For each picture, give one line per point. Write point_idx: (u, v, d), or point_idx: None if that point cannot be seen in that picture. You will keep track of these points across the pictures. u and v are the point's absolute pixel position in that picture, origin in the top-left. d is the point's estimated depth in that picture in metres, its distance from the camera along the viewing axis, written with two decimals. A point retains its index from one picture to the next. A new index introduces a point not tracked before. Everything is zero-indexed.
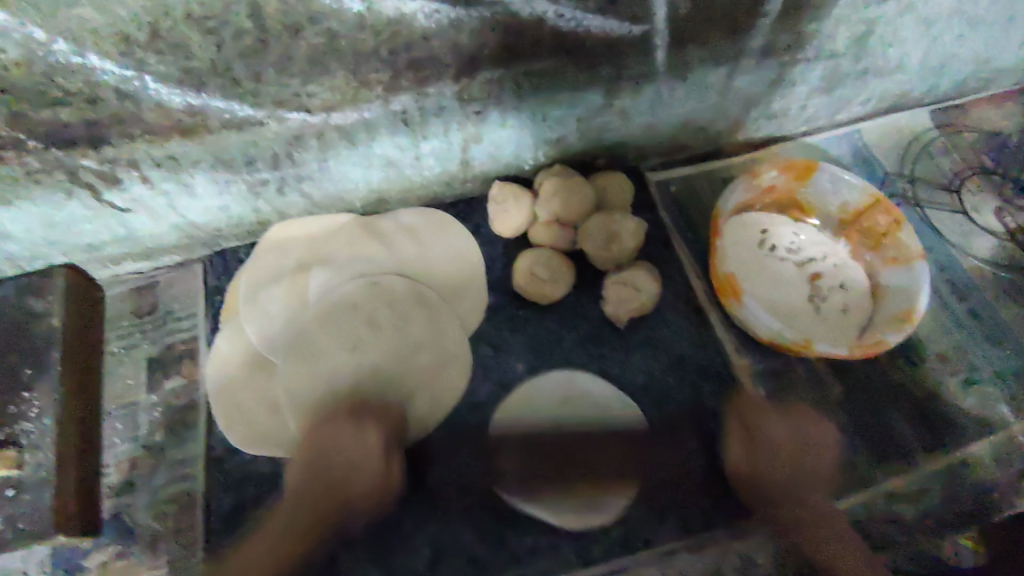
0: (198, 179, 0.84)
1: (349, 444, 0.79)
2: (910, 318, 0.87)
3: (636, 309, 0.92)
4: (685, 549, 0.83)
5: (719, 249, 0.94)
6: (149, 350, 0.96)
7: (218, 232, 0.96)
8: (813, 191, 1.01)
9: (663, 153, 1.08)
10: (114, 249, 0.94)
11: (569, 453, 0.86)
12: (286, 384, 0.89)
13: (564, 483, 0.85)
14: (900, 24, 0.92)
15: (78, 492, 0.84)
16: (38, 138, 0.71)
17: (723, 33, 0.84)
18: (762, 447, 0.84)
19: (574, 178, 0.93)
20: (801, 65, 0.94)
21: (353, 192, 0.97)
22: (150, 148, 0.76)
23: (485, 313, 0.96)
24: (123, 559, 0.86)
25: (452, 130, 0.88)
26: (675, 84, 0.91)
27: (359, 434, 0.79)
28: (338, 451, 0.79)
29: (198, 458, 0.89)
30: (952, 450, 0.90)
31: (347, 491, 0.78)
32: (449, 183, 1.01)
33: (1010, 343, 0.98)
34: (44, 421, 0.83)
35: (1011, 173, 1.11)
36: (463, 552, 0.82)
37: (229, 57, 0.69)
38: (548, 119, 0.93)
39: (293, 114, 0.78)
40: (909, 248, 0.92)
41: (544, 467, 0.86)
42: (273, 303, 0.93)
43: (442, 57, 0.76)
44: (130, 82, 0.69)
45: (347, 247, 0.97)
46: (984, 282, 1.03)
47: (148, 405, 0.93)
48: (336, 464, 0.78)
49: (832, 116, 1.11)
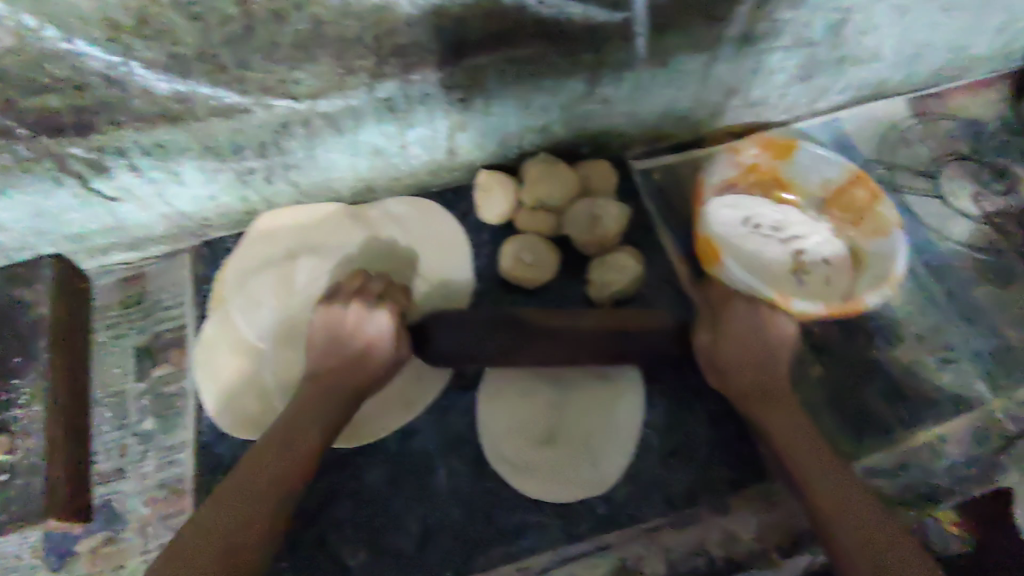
0: (186, 168, 0.85)
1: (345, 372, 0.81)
2: (887, 282, 0.91)
3: (620, 292, 0.94)
4: (670, 526, 0.85)
5: (700, 221, 0.95)
6: (138, 340, 0.96)
7: (206, 221, 0.97)
8: (793, 169, 1.03)
9: (646, 141, 1.10)
10: (101, 240, 0.94)
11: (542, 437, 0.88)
12: (276, 367, 0.90)
13: (546, 471, 0.86)
14: (875, 12, 0.94)
15: (69, 478, 0.85)
16: (26, 125, 0.72)
17: (702, 21, 0.86)
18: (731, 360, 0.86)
19: (558, 163, 0.95)
20: (779, 53, 0.97)
21: (341, 181, 0.98)
22: (137, 136, 0.77)
23: (472, 299, 0.98)
24: (114, 545, 0.86)
25: (437, 118, 0.90)
26: (655, 72, 0.93)
27: (364, 334, 0.81)
28: (340, 384, 0.80)
29: (187, 444, 0.89)
30: (930, 426, 0.92)
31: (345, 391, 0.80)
32: (435, 172, 1.02)
33: (986, 323, 1.00)
34: (33, 408, 0.84)
35: (986, 159, 1.14)
36: (449, 532, 0.83)
37: (215, 43, 0.70)
38: (532, 107, 0.94)
39: (279, 100, 0.79)
40: (887, 218, 0.96)
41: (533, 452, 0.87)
42: (261, 292, 0.94)
43: (425, 45, 0.78)
44: (117, 69, 0.70)
45: (333, 235, 0.98)
46: (961, 265, 1.05)
47: (137, 393, 0.93)
48: (344, 376, 0.81)
49: (811, 105, 1.14)
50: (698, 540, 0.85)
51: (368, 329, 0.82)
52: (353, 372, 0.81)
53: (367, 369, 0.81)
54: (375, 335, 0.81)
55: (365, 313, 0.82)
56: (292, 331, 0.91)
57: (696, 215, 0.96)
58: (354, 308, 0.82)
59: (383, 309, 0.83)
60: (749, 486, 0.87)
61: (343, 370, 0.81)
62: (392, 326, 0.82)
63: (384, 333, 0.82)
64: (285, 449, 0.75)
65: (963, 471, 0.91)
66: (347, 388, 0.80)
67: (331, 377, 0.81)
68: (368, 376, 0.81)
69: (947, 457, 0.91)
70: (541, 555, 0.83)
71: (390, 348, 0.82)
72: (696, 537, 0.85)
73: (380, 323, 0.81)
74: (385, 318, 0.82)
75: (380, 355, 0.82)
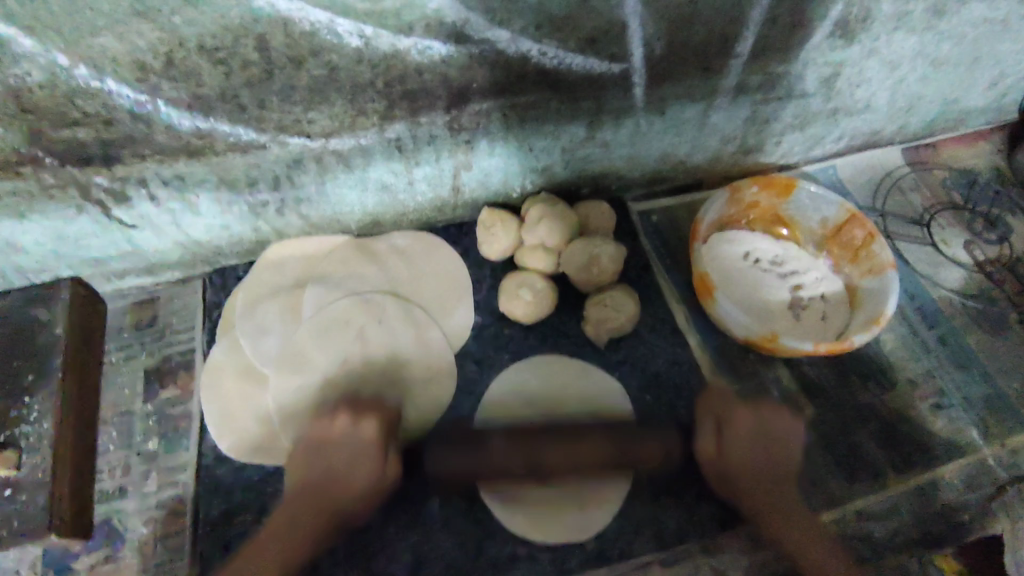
0: (202, 199, 0.90)
1: (335, 475, 0.80)
2: (877, 321, 0.93)
3: (615, 330, 0.96)
4: (660, 563, 0.86)
5: (697, 253, 0.99)
6: (147, 361, 0.99)
7: (219, 249, 1.01)
8: (794, 207, 1.07)
9: (646, 183, 1.14)
10: (117, 265, 0.99)
11: (534, 478, 0.89)
12: (276, 395, 0.91)
13: (531, 510, 0.87)
14: (866, 66, 0.99)
15: (72, 495, 0.87)
16: (55, 156, 0.77)
17: (698, 72, 0.91)
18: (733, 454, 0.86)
19: (558, 205, 0.99)
20: (773, 103, 1.01)
21: (349, 215, 1.02)
22: (158, 168, 0.82)
23: (471, 332, 1.00)
24: (111, 564, 0.87)
25: (443, 157, 0.94)
26: (653, 119, 0.97)
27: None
28: (332, 458, 0.80)
29: (188, 465, 0.92)
30: (921, 470, 0.93)
31: (331, 514, 0.79)
32: (440, 208, 1.06)
33: (978, 369, 1.01)
34: (43, 424, 0.87)
35: (979, 209, 1.17)
36: (440, 561, 0.85)
37: (237, 86, 0.75)
38: (534, 149, 0.98)
39: (294, 138, 0.83)
40: (882, 259, 0.99)
41: (520, 491, 0.88)
42: (270, 319, 0.97)
43: (434, 90, 0.83)
44: (144, 107, 0.75)
45: (340, 267, 1.01)
46: (953, 311, 1.07)
47: (143, 414, 0.96)
48: (330, 475, 0.80)
49: (807, 153, 1.17)
50: None
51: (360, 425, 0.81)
52: (352, 437, 0.81)
53: (355, 492, 0.79)
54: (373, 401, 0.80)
55: (354, 422, 0.82)
56: (296, 360, 0.93)
57: (694, 245, 1.00)
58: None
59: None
60: (737, 525, 0.88)
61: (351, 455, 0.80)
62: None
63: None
64: (306, 514, 0.79)
65: (956, 517, 0.90)
66: (325, 507, 0.79)
67: (314, 499, 0.79)
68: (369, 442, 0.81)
69: (939, 503, 0.91)
70: None
71: (376, 475, 0.80)
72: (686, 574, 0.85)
73: (365, 429, 0.81)
74: (373, 423, 0.82)
75: (365, 474, 0.79)
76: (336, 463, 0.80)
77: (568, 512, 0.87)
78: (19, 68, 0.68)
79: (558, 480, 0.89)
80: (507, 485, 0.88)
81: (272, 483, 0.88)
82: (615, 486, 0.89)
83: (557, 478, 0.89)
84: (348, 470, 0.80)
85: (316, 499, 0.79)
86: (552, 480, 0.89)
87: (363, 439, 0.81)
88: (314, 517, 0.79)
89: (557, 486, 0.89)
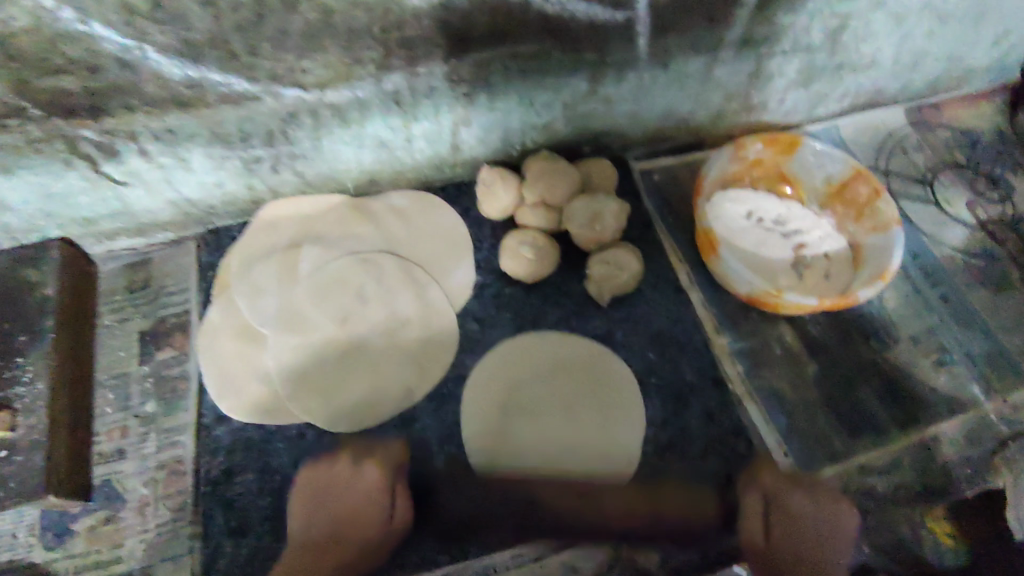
0: (194, 154, 0.87)
1: (332, 489, 0.83)
2: (882, 277, 0.92)
3: (618, 288, 0.94)
4: (663, 517, 0.85)
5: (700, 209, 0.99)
6: (141, 324, 0.97)
7: (212, 209, 0.99)
8: (797, 165, 1.06)
9: (647, 142, 1.12)
10: (107, 224, 0.96)
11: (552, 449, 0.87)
12: (275, 354, 0.89)
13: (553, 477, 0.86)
14: (872, 19, 0.96)
15: (70, 457, 0.85)
16: (41, 106, 0.74)
17: (702, 23, 0.88)
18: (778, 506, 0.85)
19: (558, 162, 0.97)
20: (778, 57, 0.99)
21: (345, 173, 0.99)
22: (147, 120, 0.79)
23: (472, 292, 0.98)
24: (110, 526, 0.86)
25: (442, 112, 0.92)
26: (656, 73, 0.95)
27: (359, 480, 0.84)
28: (336, 484, 0.84)
29: (187, 426, 0.90)
30: (925, 426, 0.92)
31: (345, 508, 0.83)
32: (439, 167, 1.04)
33: (981, 327, 1.01)
34: (38, 386, 0.84)
35: (982, 168, 1.16)
36: (443, 518, 0.84)
37: (227, 30, 0.73)
38: (535, 104, 0.96)
39: (288, 90, 0.81)
40: (887, 216, 0.98)
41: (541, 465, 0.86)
42: (266, 278, 0.94)
43: (432, 38, 0.80)
44: (131, 52, 0.72)
45: (337, 226, 0.99)
46: (956, 270, 1.06)
47: (139, 376, 0.94)
48: (333, 491, 0.83)
49: (810, 112, 1.16)
50: (693, 533, 0.85)
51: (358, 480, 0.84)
52: (354, 480, 0.84)
53: (364, 505, 0.82)
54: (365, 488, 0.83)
55: (354, 469, 0.84)
56: (294, 320, 0.91)
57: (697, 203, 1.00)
58: (343, 464, 0.85)
59: (369, 464, 0.85)
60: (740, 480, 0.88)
61: (338, 488, 0.84)
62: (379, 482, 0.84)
63: (371, 484, 0.83)
64: (326, 483, 0.84)
65: (958, 471, 0.90)
66: (330, 521, 0.82)
67: (318, 500, 0.83)
68: (367, 485, 0.83)
69: (941, 457, 0.91)
70: (534, 542, 0.83)
71: (379, 507, 0.82)
72: (690, 528, 0.85)
73: (366, 472, 0.84)
74: (371, 468, 0.84)
75: (364, 480, 0.84)
76: (348, 500, 0.83)
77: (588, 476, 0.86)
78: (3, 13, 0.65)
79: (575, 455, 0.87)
80: (521, 456, 0.87)
81: (273, 443, 0.87)
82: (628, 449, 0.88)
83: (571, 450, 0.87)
84: (359, 501, 0.83)
85: (318, 503, 0.83)
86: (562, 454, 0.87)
87: (364, 481, 0.84)
88: (326, 518, 0.82)
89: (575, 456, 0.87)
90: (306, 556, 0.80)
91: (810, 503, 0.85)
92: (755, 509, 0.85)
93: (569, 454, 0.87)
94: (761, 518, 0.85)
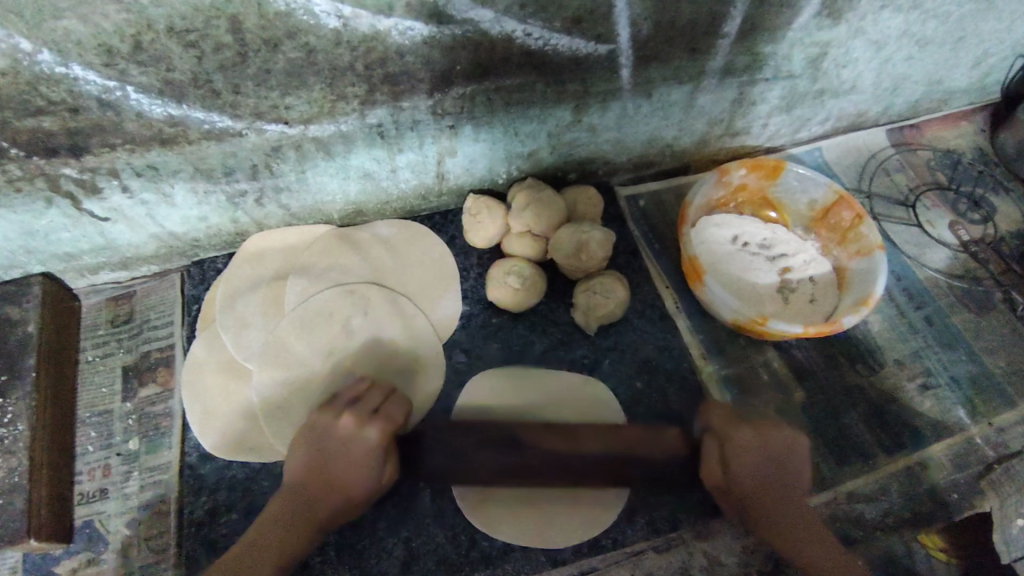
0: (177, 189, 0.87)
1: (321, 501, 0.75)
2: (866, 303, 0.93)
3: (605, 317, 0.95)
4: (653, 550, 0.85)
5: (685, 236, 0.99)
6: (125, 358, 0.96)
7: (196, 241, 0.98)
8: (782, 189, 1.07)
9: (632, 167, 1.13)
10: (90, 259, 0.95)
11: (536, 489, 0.86)
12: (261, 390, 0.89)
13: (535, 519, 0.84)
14: (852, 47, 0.98)
15: (51, 499, 0.84)
16: (20, 147, 0.73)
17: (684, 54, 0.89)
18: (734, 457, 0.78)
19: (543, 191, 0.97)
20: (760, 85, 1.00)
21: (331, 204, 0.99)
22: (129, 158, 0.79)
23: (460, 322, 0.98)
24: (92, 567, 0.85)
25: (427, 143, 0.92)
26: (640, 101, 0.96)
27: (360, 442, 0.76)
28: (326, 441, 0.77)
29: (171, 464, 0.89)
30: (910, 450, 0.93)
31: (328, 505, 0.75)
32: (425, 196, 1.04)
33: (965, 349, 1.02)
34: (18, 426, 0.84)
35: (964, 189, 1.17)
36: (432, 555, 0.83)
37: (209, 69, 0.72)
38: (520, 134, 0.96)
39: (271, 125, 0.81)
40: (870, 240, 0.99)
41: (524, 507, 0.85)
42: (251, 312, 0.94)
43: (415, 74, 0.80)
44: (113, 93, 0.71)
45: (323, 257, 0.98)
46: (940, 292, 1.07)
47: (122, 413, 0.93)
48: (325, 449, 0.77)
49: (793, 135, 1.17)
50: (683, 566, 0.84)
51: (356, 440, 0.76)
52: (350, 441, 0.76)
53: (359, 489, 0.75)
54: (359, 454, 0.75)
55: (356, 426, 0.77)
56: (280, 354, 0.90)
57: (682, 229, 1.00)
58: (343, 419, 0.78)
59: (373, 427, 0.77)
60: None
61: (336, 458, 0.76)
62: (378, 445, 0.76)
63: (370, 454, 0.75)
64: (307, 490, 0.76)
65: (945, 496, 0.90)
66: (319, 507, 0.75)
67: (303, 491, 0.76)
68: (367, 452, 0.76)
69: (929, 482, 0.91)
70: None
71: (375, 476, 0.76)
72: (680, 561, 0.85)
73: (367, 438, 0.76)
74: (375, 434, 0.77)
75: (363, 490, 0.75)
76: (343, 464, 0.76)
77: (571, 518, 0.85)
78: None
79: (561, 496, 0.86)
80: (505, 498, 0.85)
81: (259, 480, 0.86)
82: (614, 490, 0.87)
83: (556, 491, 0.86)
84: (354, 455, 0.76)
85: (308, 471, 0.76)
86: (546, 495, 0.85)
87: (367, 446, 0.76)
88: (305, 521, 0.75)
89: (559, 498, 0.85)
90: (279, 508, 0.76)
91: (774, 480, 0.79)
92: (708, 445, 0.79)
93: (553, 493, 0.86)
94: (712, 442, 0.79)
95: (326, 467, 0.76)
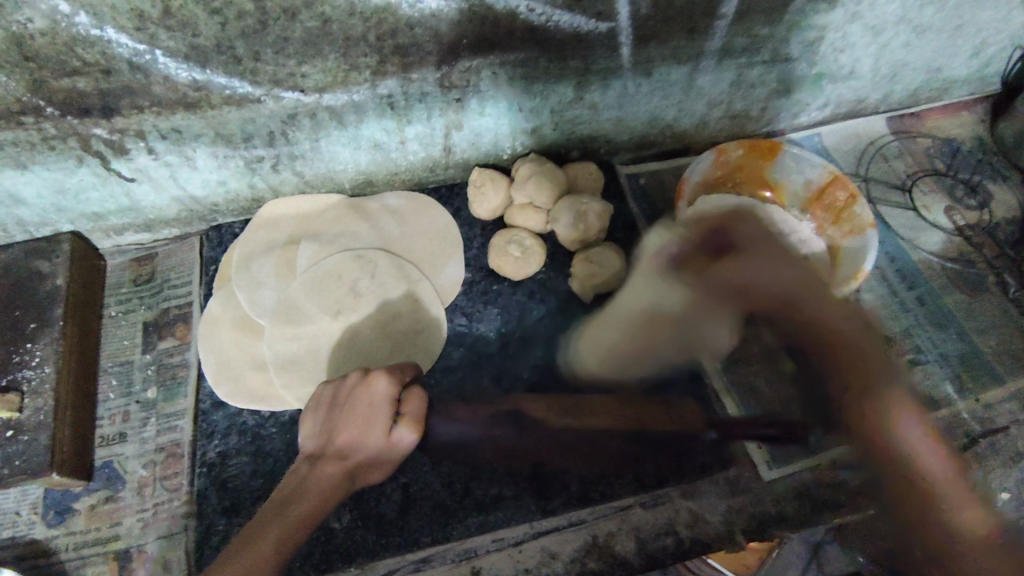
0: (199, 153, 0.92)
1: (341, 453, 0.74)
2: (855, 276, 0.96)
3: (601, 285, 0.99)
4: (641, 505, 0.89)
5: None
6: (145, 314, 1.02)
7: (215, 206, 1.04)
8: (778, 169, 1.09)
9: (633, 147, 1.17)
10: (116, 220, 1.02)
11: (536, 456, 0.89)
12: (272, 344, 0.94)
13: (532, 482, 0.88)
14: (849, 31, 1.00)
15: (73, 439, 0.90)
16: (56, 105, 0.79)
17: (682, 33, 0.93)
18: None
19: (545, 165, 1.02)
20: (758, 67, 1.03)
21: (343, 173, 1.04)
22: (155, 120, 0.84)
23: (462, 288, 1.03)
24: (109, 504, 0.90)
25: (434, 115, 0.97)
26: (640, 80, 1.00)
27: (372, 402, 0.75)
28: (341, 403, 0.77)
29: (185, 411, 0.94)
30: None
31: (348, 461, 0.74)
32: (432, 168, 1.09)
33: (955, 328, 1.04)
34: (45, 368, 0.90)
35: (961, 175, 1.19)
36: (427, 501, 0.87)
37: (231, 36, 0.77)
38: (523, 109, 1.01)
39: (288, 93, 0.86)
40: (862, 219, 1.00)
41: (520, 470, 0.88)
42: (265, 272, 0.99)
43: (424, 46, 0.85)
44: (142, 56, 0.76)
45: (333, 224, 1.03)
46: (932, 273, 1.09)
47: (141, 364, 0.98)
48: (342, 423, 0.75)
49: (792, 120, 1.20)
50: (668, 522, 0.88)
51: (369, 394, 0.75)
52: (363, 394, 0.76)
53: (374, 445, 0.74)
54: (375, 398, 0.75)
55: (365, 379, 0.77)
56: (291, 311, 0.96)
57: None
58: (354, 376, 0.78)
59: (380, 376, 0.76)
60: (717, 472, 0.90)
61: (353, 416, 0.75)
62: (388, 394, 0.75)
63: (379, 402, 0.75)
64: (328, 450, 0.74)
65: None
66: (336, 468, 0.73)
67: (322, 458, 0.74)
68: (378, 402, 0.75)
69: None
70: (514, 526, 0.87)
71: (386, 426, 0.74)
72: (665, 516, 0.88)
73: (379, 389, 0.75)
74: (384, 385, 0.75)
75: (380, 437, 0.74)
76: (357, 419, 0.75)
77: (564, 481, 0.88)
78: (21, 14, 0.69)
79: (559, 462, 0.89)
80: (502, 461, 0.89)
81: (268, 427, 0.91)
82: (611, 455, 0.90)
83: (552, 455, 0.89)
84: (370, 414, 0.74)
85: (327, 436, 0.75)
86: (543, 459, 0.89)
87: (376, 396, 0.75)
88: (327, 482, 0.72)
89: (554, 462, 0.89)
90: (299, 481, 0.72)
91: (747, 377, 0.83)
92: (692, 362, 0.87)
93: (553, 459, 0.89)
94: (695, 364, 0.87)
95: (344, 431, 0.75)
